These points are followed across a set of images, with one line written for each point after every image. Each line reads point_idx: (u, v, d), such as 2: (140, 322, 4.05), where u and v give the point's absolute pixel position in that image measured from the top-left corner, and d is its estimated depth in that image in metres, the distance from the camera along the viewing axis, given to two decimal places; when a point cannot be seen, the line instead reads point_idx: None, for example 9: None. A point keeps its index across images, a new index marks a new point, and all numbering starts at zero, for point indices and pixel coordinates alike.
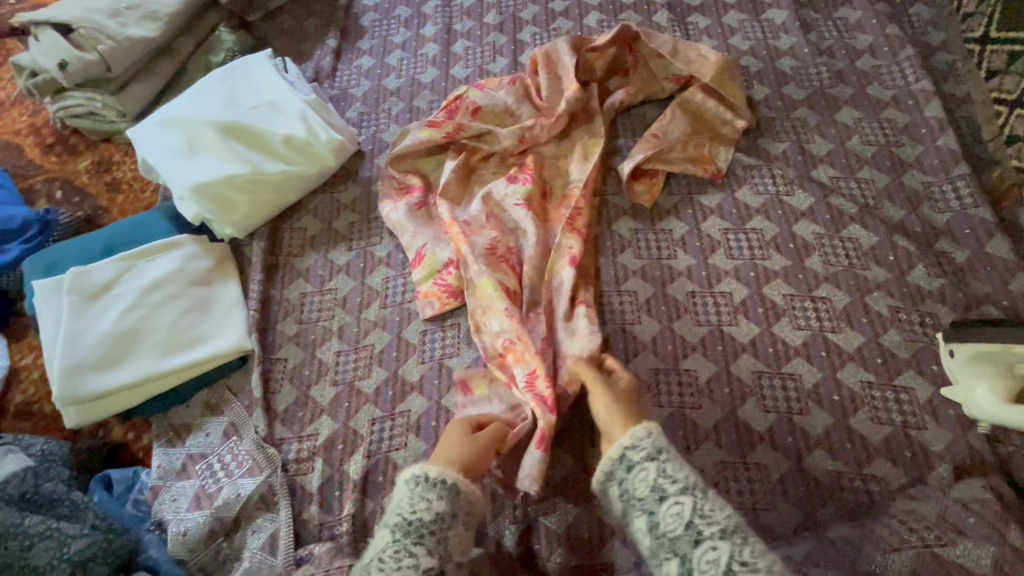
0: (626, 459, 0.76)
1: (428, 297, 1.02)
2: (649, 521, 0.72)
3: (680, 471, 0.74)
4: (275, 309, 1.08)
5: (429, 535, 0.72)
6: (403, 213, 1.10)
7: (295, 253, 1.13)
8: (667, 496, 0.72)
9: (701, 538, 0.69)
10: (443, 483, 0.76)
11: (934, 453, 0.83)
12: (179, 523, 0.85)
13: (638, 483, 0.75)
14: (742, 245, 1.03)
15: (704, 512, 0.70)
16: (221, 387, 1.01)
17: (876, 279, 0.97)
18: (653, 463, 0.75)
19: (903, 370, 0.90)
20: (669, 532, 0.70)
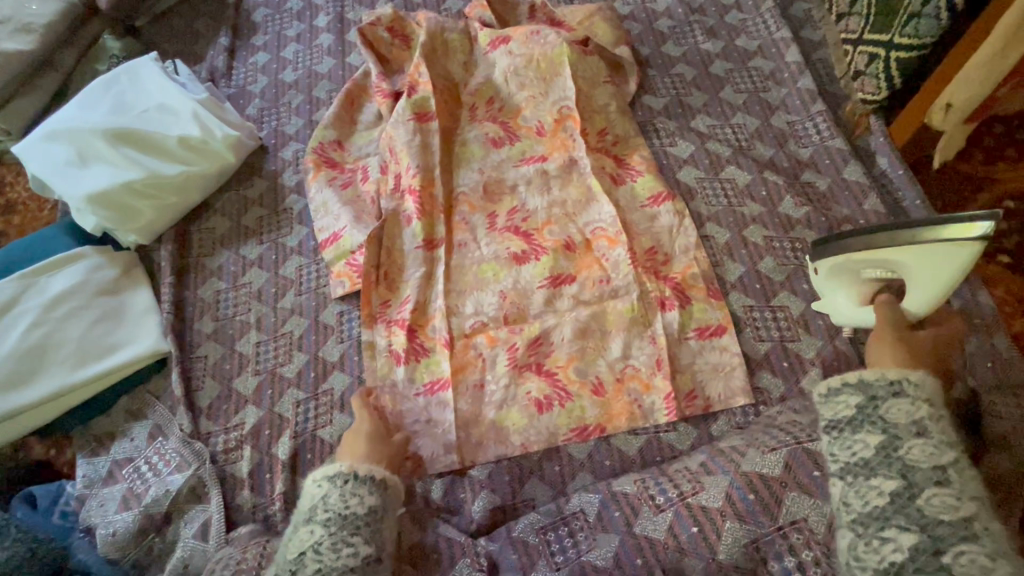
0: (920, 427, 0.68)
1: (424, 283, 1.06)
2: (902, 489, 0.64)
3: (948, 427, 0.69)
4: (191, 311, 1.09)
5: (365, 527, 0.75)
6: (329, 195, 1.14)
7: (205, 253, 1.14)
8: (928, 434, 0.67)
9: (973, 552, 0.59)
10: (371, 479, 0.79)
11: (807, 360, 0.94)
12: (108, 525, 0.86)
13: (888, 414, 0.69)
14: (634, 197, 1.10)
15: (960, 470, 0.65)
16: (143, 392, 1.01)
17: (751, 213, 1.06)
18: (929, 403, 0.69)
19: (778, 292, 0.99)
20: (932, 508, 0.62)
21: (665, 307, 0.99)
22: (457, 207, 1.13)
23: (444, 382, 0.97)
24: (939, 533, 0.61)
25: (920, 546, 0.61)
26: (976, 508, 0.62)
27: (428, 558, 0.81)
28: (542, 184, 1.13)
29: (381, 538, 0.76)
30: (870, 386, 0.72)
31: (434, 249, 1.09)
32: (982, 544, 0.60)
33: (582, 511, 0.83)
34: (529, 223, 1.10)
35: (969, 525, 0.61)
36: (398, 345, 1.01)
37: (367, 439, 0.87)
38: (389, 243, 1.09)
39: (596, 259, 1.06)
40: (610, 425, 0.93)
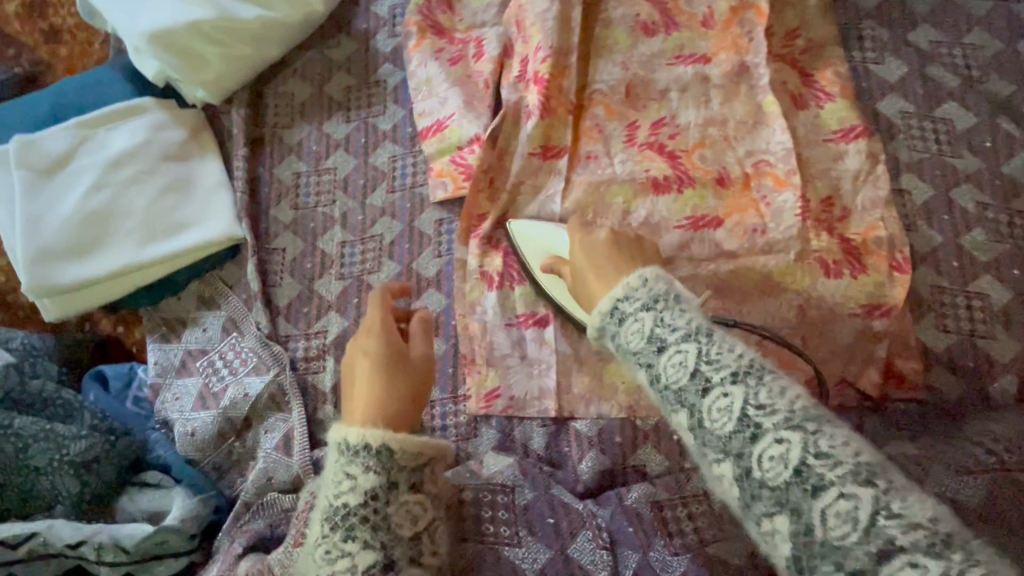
0: (655, 340, 0.52)
1: (537, 199, 0.89)
2: (691, 419, 0.48)
3: (685, 316, 0.52)
4: (266, 192, 0.94)
5: (362, 525, 0.51)
6: (435, 70, 0.92)
7: (282, 124, 0.96)
8: (665, 346, 0.51)
9: (832, 499, 0.41)
10: (367, 450, 0.52)
11: (998, 363, 0.78)
12: (186, 423, 0.79)
13: (670, 380, 0.50)
14: (817, 127, 0.87)
15: (761, 399, 0.46)
16: (215, 280, 0.90)
17: (966, 169, 0.84)
18: (647, 311, 0.54)
19: (980, 275, 0.81)
20: (767, 475, 0.44)
21: (829, 273, 0.82)
22: (588, 108, 0.91)
23: (545, 319, 0.85)
24: (795, 500, 0.42)
25: (796, 528, 0.42)
26: (744, 386, 0.47)
27: (542, 522, 0.72)
28: (700, 95, 0.90)
29: (394, 532, 0.52)
30: (609, 316, 0.56)
31: (552, 158, 0.89)
32: (770, 428, 0.44)
33: (705, 494, 0.75)
34: (677, 143, 0.89)
35: (751, 419, 0.45)
36: (494, 269, 0.87)
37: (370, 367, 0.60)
38: (505, 144, 0.89)
39: (753, 201, 0.86)
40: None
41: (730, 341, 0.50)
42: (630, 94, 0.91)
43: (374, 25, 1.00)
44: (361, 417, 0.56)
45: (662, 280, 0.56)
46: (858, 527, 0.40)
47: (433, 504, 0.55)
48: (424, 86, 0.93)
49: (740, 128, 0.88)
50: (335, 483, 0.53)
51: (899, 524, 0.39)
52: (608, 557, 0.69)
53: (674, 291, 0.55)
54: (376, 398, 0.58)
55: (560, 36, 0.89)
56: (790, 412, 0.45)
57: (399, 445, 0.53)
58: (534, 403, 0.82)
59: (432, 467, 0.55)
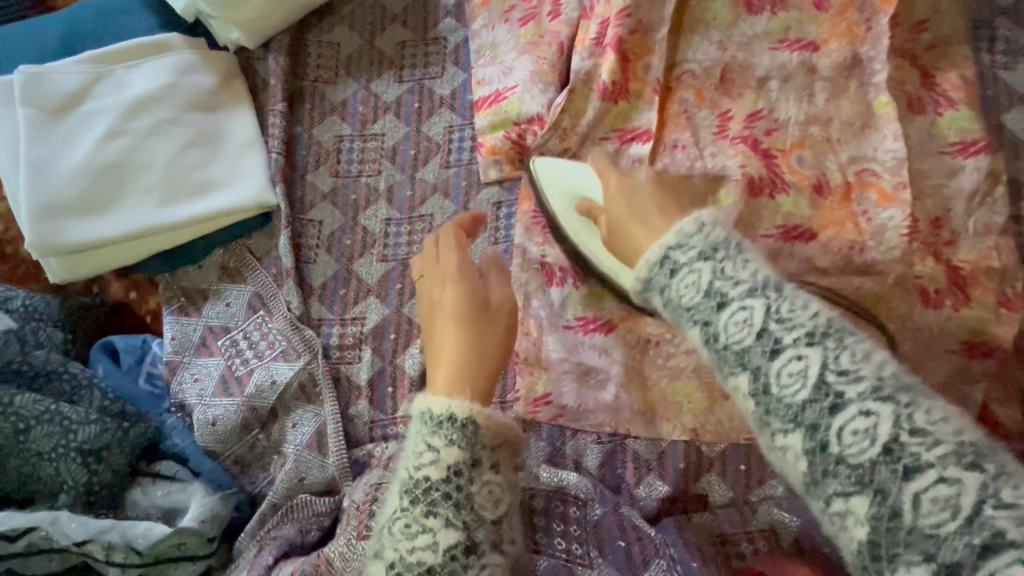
0: (714, 294, 0.46)
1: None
2: (755, 385, 0.42)
3: (746, 269, 0.46)
4: (303, 155, 0.83)
5: (444, 502, 0.48)
6: (502, 35, 0.82)
7: (325, 79, 0.85)
8: (728, 301, 0.45)
9: (851, 416, 0.38)
10: (450, 421, 0.51)
11: None
12: (206, 410, 0.71)
13: (676, 299, 0.48)
14: (934, 137, 0.77)
15: (782, 315, 0.43)
16: (242, 250, 0.81)
17: None
18: (705, 261, 0.48)
19: None
20: (785, 391, 0.40)
21: (928, 303, 0.74)
22: (676, 90, 0.81)
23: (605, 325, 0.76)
24: (880, 480, 0.36)
25: (877, 512, 0.36)
26: (821, 349, 0.40)
27: (611, 545, 0.67)
28: (803, 88, 0.80)
29: (475, 511, 0.49)
30: (649, 281, 0.51)
31: (628, 142, 0.80)
32: (852, 398, 0.38)
33: (773, 531, 0.70)
34: (773, 140, 0.79)
35: (828, 386, 0.39)
36: (554, 262, 0.77)
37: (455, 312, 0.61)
38: (573, 123, 0.79)
39: (852, 215, 0.77)
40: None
41: (803, 298, 0.44)
42: (724, 79, 0.81)
43: None
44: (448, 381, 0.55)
45: (724, 228, 0.50)
46: (877, 441, 0.37)
47: (510, 483, 0.53)
48: (488, 51, 0.82)
49: (846, 130, 0.79)
50: (414, 456, 0.51)
51: (919, 439, 0.36)
52: None
53: (734, 240, 0.49)
54: (464, 330, 0.59)
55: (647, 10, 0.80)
56: (878, 382, 0.39)
57: (483, 416, 0.52)
58: (590, 415, 0.74)
59: (506, 449, 0.54)
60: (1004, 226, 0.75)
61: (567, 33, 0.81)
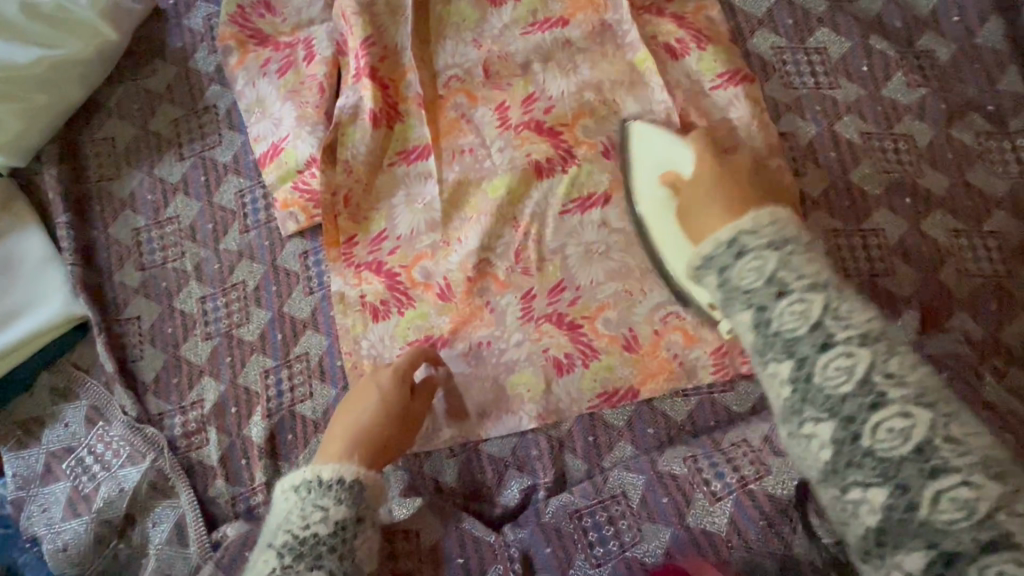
0: (778, 285, 0.54)
1: (407, 207, 0.81)
2: (796, 373, 0.52)
3: (810, 265, 0.55)
4: (105, 257, 0.83)
5: (329, 554, 0.55)
6: (264, 88, 0.82)
7: (108, 176, 0.85)
8: (790, 291, 0.54)
9: (893, 416, 0.47)
10: (340, 483, 0.58)
11: (902, 299, 0.74)
12: (57, 537, 0.71)
13: (737, 282, 0.57)
14: (695, 77, 0.80)
15: (838, 313, 0.52)
16: (67, 367, 0.80)
17: (847, 99, 0.79)
18: (772, 252, 0.56)
19: (873, 211, 0.76)
20: (832, 383, 0.50)
21: None
22: (449, 98, 0.83)
23: (440, 341, 0.78)
24: (904, 475, 0.45)
25: (839, 437, 0.48)
26: (871, 351, 0.50)
27: (451, 562, 0.69)
28: (566, 64, 0.82)
29: (354, 566, 0.56)
30: (709, 258, 0.59)
31: (414, 161, 0.81)
32: (895, 401, 0.47)
33: (624, 493, 0.71)
34: (554, 118, 0.81)
35: (874, 385, 0.48)
36: (374, 296, 0.79)
37: (379, 404, 0.68)
38: (348, 155, 0.79)
39: (637, 169, 0.79)
40: (645, 387, 0.76)
41: (862, 305, 0.53)
42: (489, 74, 0.83)
43: (192, 45, 0.87)
44: (344, 445, 0.63)
45: (777, 222, 0.57)
46: (909, 441, 0.46)
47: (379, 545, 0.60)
48: (257, 106, 0.83)
49: (611, 91, 0.81)
50: (304, 515, 0.56)
51: (955, 446, 0.45)
52: None
53: (793, 237, 0.57)
54: (368, 425, 0.66)
55: (394, 30, 0.83)
56: (920, 391, 0.47)
57: (368, 482, 0.60)
58: (439, 433, 0.76)
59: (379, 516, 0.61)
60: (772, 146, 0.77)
61: (325, 70, 0.82)
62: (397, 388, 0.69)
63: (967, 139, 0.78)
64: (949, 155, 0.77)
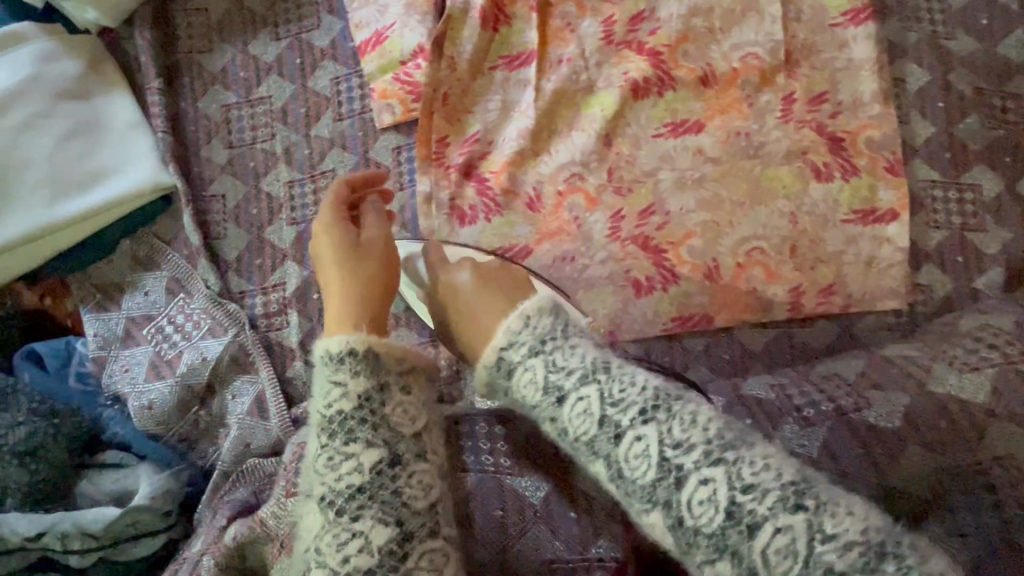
0: (619, 428, 0.50)
1: (503, 114, 0.81)
2: (670, 522, 0.47)
3: (688, 432, 0.49)
4: (192, 130, 0.81)
5: (360, 427, 0.52)
6: None
7: (199, 48, 0.82)
8: (623, 432, 0.50)
9: (693, 490, 0.46)
10: (350, 356, 0.54)
11: (988, 256, 0.76)
12: (141, 397, 0.72)
13: (576, 434, 0.52)
14: (819, 12, 0.80)
15: (740, 483, 0.45)
16: (149, 237, 0.80)
17: (961, 51, 0.78)
18: (594, 387, 0.52)
19: (972, 166, 0.77)
20: (697, 519, 0.46)
21: (817, 177, 0.78)
22: (556, 6, 0.83)
23: (523, 251, 0.79)
24: None
25: None
26: (724, 467, 0.46)
27: (541, 453, 0.68)
28: None
29: (391, 429, 0.53)
30: (535, 409, 0.55)
31: (518, 68, 0.82)
32: (766, 515, 0.44)
33: None
34: (663, 40, 0.81)
35: (671, 462, 0.48)
36: (466, 197, 0.79)
37: (338, 252, 0.63)
38: (454, 53, 0.79)
39: (736, 101, 0.80)
40: (721, 315, 0.78)
41: (692, 416, 0.50)
42: None
43: None
44: (343, 317, 0.58)
45: (560, 327, 0.57)
46: (856, 562, 0.42)
47: (423, 401, 0.56)
48: None
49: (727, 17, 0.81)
50: (329, 393, 0.54)
51: (832, 546, 0.42)
52: None
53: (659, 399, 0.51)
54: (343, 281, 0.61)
55: None
56: (796, 477, 0.46)
57: (381, 348, 0.55)
58: None
59: (417, 374, 0.57)
60: (880, 91, 0.78)
61: None
62: (344, 235, 0.64)
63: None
64: None
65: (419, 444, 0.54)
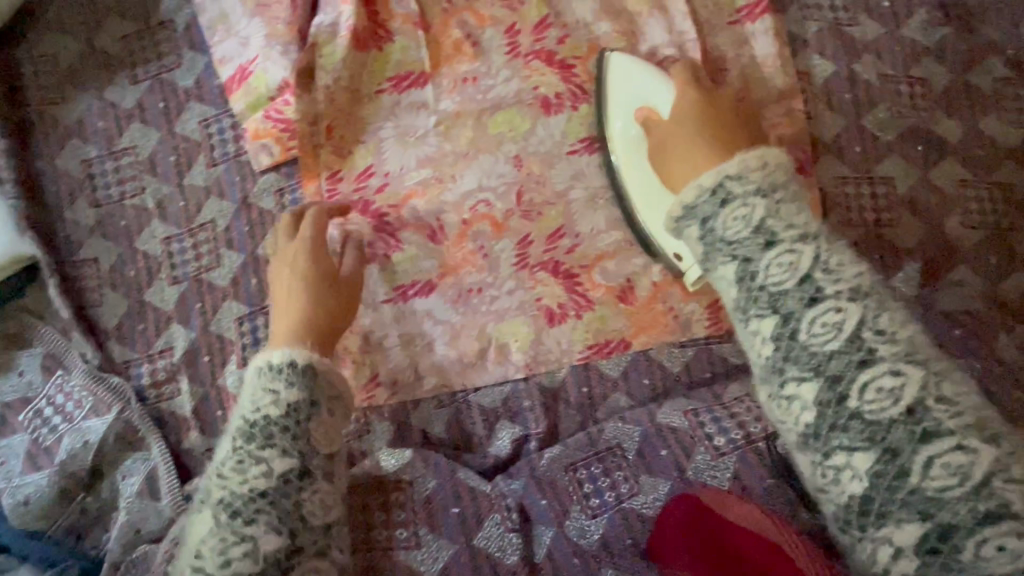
0: (766, 234, 0.52)
1: (397, 142, 0.75)
2: (821, 397, 0.47)
3: (846, 268, 0.50)
4: (53, 190, 0.75)
5: (281, 434, 0.51)
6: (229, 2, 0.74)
7: (51, 100, 0.75)
8: (778, 241, 0.51)
9: (780, 253, 0.51)
10: (290, 367, 0.54)
11: (905, 252, 0.72)
12: (19, 491, 0.67)
13: (773, 283, 0.50)
14: (717, 5, 0.74)
15: (874, 325, 0.47)
16: (17, 312, 0.73)
17: (865, 38, 0.74)
18: (762, 199, 0.53)
19: (883, 159, 0.73)
20: (819, 341, 0.48)
21: None
22: (452, 16, 0.75)
23: (426, 287, 0.75)
24: (893, 440, 0.44)
25: (882, 468, 0.44)
26: (813, 245, 0.51)
27: (447, 515, 0.65)
28: None
29: (310, 443, 0.53)
30: (693, 208, 0.56)
31: (406, 90, 0.75)
32: (832, 295, 0.49)
33: (620, 445, 0.69)
34: (562, 48, 0.75)
35: (764, 229, 0.52)
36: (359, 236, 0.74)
37: (306, 270, 0.64)
38: (327, 82, 0.73)
39: None
40: (637, 339, 0.74)
41: (840, 261, 0.50)
42: None
43: None
44: (293, 334, 0.59)
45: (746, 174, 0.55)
46: (900, 403, 0.44)
47: (331, 441, 0.54)
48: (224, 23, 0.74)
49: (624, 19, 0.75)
50: (256, 400, 0.53)
51: (945, 407, 0.43)
52: (518, 540, 0.65)
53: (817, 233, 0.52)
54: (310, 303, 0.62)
55: None
56: (909, 349, 0.46)
57: (322, 366, 0.56)
58: (425, 381, 0.73)
59: (341, 406, 0.57)
60: (785, 88, 0.73)
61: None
62: (316, 237, 0.66)
63: (985, 84, 0.74)
64: (965, 102, 0.73)
65: (329, 469, 0.54)
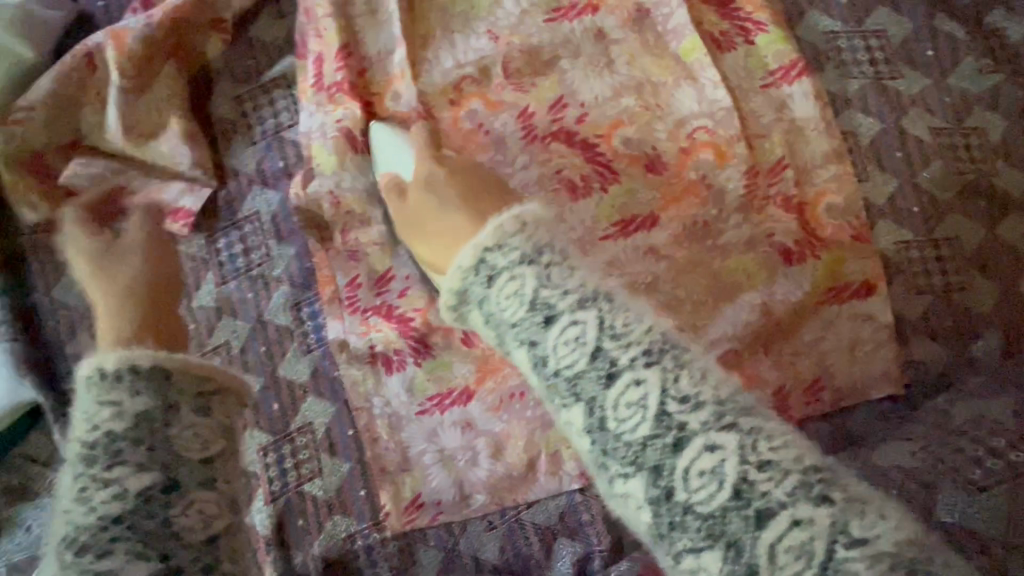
0: (543, 309, 0.42)
1: None
2: (654, 491, 0.36)
3: (632, 324, 0.40)
4: (53, 323, 0.69)
5: (131, 448, 0.39)
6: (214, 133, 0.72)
7: (48, 227, 0.71)
8: (556, 315, 0.41)
9: (563, 329, 0.41)
10: (133, 373, 0.40)
11: (981, 317, 0.66)
12: None
13: (568, 361, 0.40)
14: (749, 70, 0.71)
15: (680, 389, 0.37)
16: (22, 460, 0.67)
17: (911, 91, 0.70)
18: (530, 265, 0.43)
19: (947, 217, 0.68)
20: (626, 426, 0.38)
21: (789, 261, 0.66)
22: (461, 106, 0.70)
23: (463, 395, 0.68)
24: (733, 531, 0.34)
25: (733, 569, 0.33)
26: (597, 311, 0.41)
27: None
28: (599, 60, 0.71)
29: (174, 451, 0.40)
30: (466, 294, 0.46)
31: None
32: (627, 365, 0.39)
33: None
34: (586, 129, 0.69)
35: (542, 302, 0.42)
36: (385, 344, 0.68)
37: (108, 266, 0.48)
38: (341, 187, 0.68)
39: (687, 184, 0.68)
40: None
41: (637, 310, 0.41)
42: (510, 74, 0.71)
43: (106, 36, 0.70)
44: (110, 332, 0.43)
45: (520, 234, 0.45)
46: (725, 486, 0.35)
47: (224, 428, 0.43)
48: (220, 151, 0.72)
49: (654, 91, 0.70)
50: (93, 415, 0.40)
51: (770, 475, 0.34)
52: None
53: (605, 293, 0.42)
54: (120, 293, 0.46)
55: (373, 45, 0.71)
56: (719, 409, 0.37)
57: (178, 362, 0.42)
58: (472, 500, 0.66)
59: (225, 398, 0.44)
60: (831, 152, 0.68)
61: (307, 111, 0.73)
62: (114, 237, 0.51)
63: None
64: None
65: (212, 470, 0.41)
